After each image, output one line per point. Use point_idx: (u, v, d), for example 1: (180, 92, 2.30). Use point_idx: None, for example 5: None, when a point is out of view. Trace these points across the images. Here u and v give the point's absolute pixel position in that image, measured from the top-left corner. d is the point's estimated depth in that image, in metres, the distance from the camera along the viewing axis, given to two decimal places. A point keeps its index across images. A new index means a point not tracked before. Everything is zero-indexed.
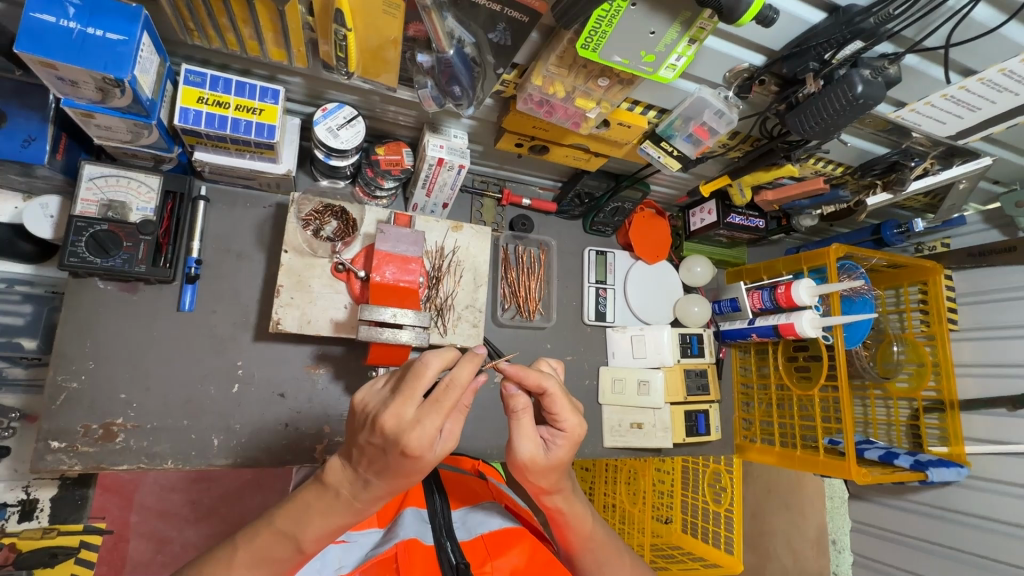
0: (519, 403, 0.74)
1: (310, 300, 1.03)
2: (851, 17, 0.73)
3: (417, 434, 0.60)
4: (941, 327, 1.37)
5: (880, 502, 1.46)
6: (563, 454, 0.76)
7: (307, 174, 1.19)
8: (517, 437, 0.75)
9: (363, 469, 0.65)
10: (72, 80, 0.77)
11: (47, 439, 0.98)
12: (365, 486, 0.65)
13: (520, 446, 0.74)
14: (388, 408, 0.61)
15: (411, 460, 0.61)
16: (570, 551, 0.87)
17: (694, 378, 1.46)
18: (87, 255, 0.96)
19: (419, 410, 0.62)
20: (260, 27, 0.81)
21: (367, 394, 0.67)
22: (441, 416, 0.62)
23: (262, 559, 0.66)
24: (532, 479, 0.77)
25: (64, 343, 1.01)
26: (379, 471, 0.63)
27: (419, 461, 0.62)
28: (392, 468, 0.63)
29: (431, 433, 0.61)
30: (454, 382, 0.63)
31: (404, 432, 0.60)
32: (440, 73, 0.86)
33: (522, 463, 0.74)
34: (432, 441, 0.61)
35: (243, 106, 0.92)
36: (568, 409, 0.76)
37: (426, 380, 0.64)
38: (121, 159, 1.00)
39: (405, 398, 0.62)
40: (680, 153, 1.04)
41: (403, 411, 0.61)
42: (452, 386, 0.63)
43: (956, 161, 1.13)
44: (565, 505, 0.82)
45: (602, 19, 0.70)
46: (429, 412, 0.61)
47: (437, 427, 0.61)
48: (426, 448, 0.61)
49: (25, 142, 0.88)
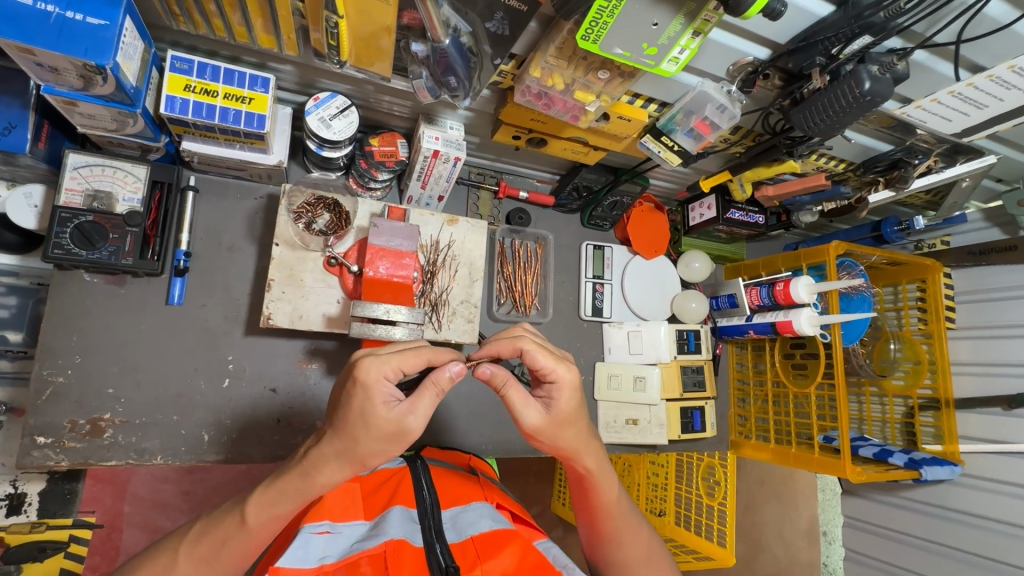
0: (502, 378, 0.74)
1: (303, 294, 1.01)
2: (861, 11, 0.70)
3: (372, 365, 0.67)
4: (939, 326, 1.35)
5: (873, 499, 1.46)
6: (567, 404, 0.77)
7: (300, 165, 1.16)
8: (516, 410, 0.75)
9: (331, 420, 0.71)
10: (52, 67, 0.74)
11: (33, 434, 0.96)
12: None
13: (523, 417, 0.75)
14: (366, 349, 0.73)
15: (358, 396, 0.66)
16: (591, 517, 0.86)
17: (691, 375, 1.45)
18: (71, 247, 0.93)
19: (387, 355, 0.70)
20: (248, 13, 0.78)
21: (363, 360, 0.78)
22: (400, 360, 0.69)
23: None
24: (554, 438, 0.78)
25: (49, 338, 0.99)
26: (337, 416, 0.69)
27: (366, 396, 0.66)
28: (345, 410, 0.67)
29: (384, 368, 0.67)
30: (428, 349, 0.72)
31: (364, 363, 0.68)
32: (436, 63, 0.82)
33: (532, 431, 0.76)
34: (382, 375, 0.67)
35: (232, 95, 0.89)
36: (552, 361, 0.76)
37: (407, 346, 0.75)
38: (107, 148, 0.97)
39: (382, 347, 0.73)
40: (681, 148, 1.01)
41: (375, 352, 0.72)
42: (423, 350, 0.72)
43: (959, 160, 1.11)
44: (596, 468, 0.82)
45: (603, 9, 0.67)
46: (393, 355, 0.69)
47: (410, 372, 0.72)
48: (374, 380, 0.66)
49: (5, 130, 0.85)
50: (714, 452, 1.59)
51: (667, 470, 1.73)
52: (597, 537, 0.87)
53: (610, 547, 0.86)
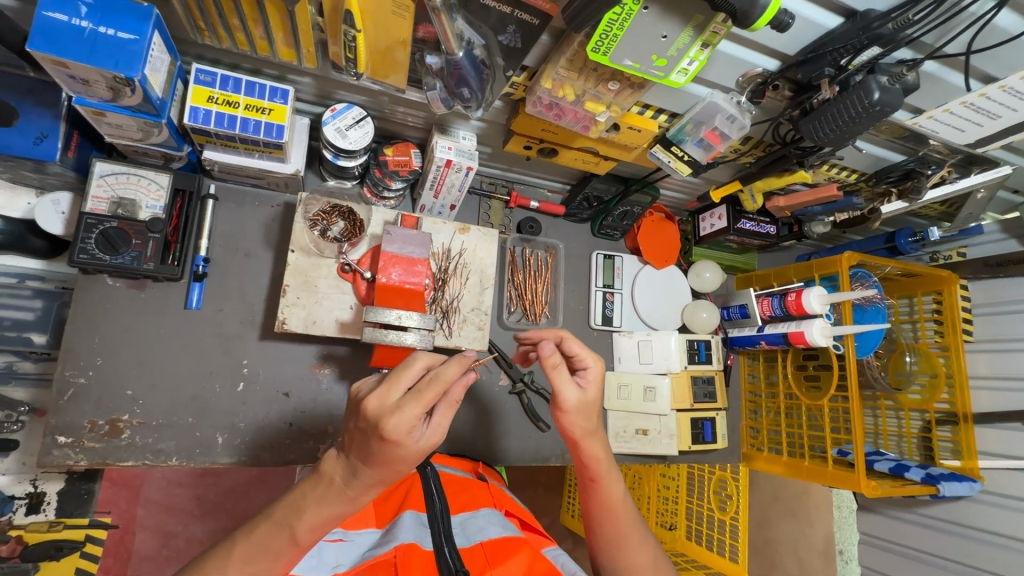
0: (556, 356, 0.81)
1: (316, 300, 1.03)
2: (869, 23, 0.72)
3: (395, 420, 0.60)
4: (956, 338, 1.34)
5: (890, 515, 1.43)
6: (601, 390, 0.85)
7: (316, 174, 1.19)
8: (558, 386, 0.82)
9: (348, 450, 0.65)
10: (83, 79, 0.77)
11: (54, 434, 0.99)
12: (354, 476, 0.65)
13: (565, 392, 0.82)
14: (372, 392, 0.63)
15: (390, 447, 0.61)
16: (597, 514, 0.87)
17: (701, 386, 1.44)
18: (96, 252, 0.96)
19: (401, 398, 0.63)
20: (270, 27, 0.81)
21: (362, 383, 0.69)
22: (421, 405, 0.62)
23: (265, 560, 0.67)
24: (579, 420, 0.83)
25: (71, 340, 1.02)
26: (365, 458, 0.63)
27: (399, 447, 0.61)
28: (375, 455, 0.62)
29: (410, 420, 0.61)
30: (437, 376, 0.64)
31: (383, 416, 0.61)
32: (449, 75, 0.85)
33: (570, 407, 0.82)
34: (410, 428, 0.60)
35: (252, 106, 0.92)
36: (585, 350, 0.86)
37: (411, 374, 0.66)
38: (132, 157, 1.01)
39: (388, 386, 0.63)
40: (691, 158, 1.02)
41: (386, 396, 0.63)
42: (436, 380, 0.63)
43: (974, 170, 1.10)
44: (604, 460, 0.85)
45: (613, 22, 0.69)
46: (410, 400, 0.61)
47: (416, 417, 0.61)
48: (403, 436, 0.60)
49: (37, 139, 0.89)
50: (725, 465, 1.57)
51: (679, 482, 1.71)
52: (601, 540, 0.86)
53: (612, 550, 0.85)
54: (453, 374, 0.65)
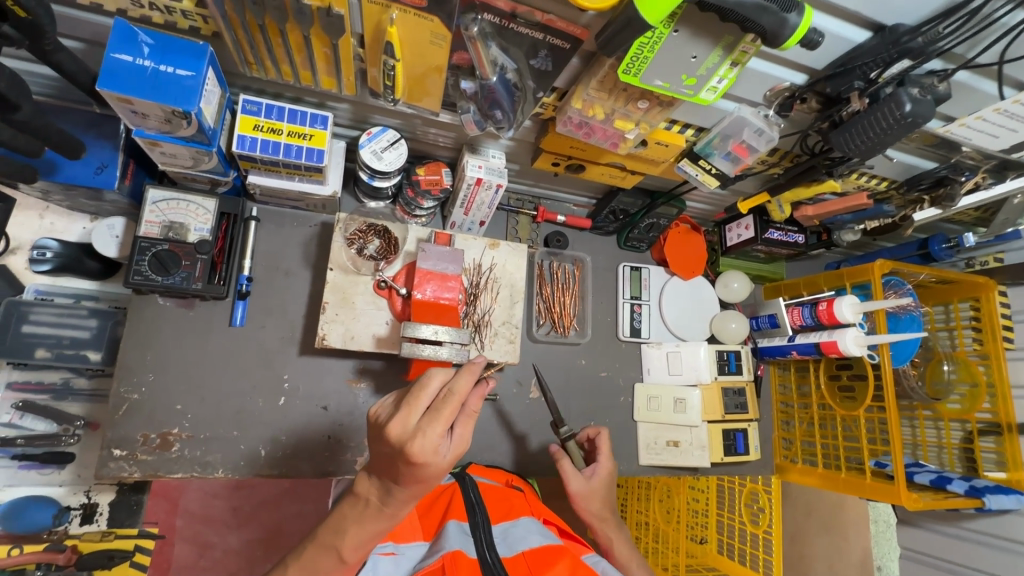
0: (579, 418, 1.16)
1: (354, 316, 1.07)
2: (898, 37, 0.72)
3: (418, 442, 0.66)
4: (997, 346, 1.30)
5: (933, 529, 1.39)
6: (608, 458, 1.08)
7: (351, 195, 1.23)
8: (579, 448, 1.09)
9: (381, 473, 0.71)
10: (143, 113, 0.82)
11: (110, 447, 1.04)
12: (391, 493, 0.71)
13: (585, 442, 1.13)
14: (394, 418, 0.68)
15: (418, 467, 0.67)
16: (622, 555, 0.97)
17: (733, 397, 1.43)
18: (150, 274, 1.02)
19: (421, 420, 0.67)
20: (314, 58, 0.85)
21: (379, 407, 0.74)
22: (442, 424, 0.67)
23: None
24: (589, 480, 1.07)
25: (125, 357, 1.07)
26: (397, 478, 0.69)
27: (427, 467, 0.67)
28: (406, 476, 0.68)
29: (433, 441, 0.66)
30: (452, 392, 0.68)
31: (407, 441, 0.66)
32: (483, 98, 0.88)
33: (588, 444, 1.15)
34: (434, 448, 0.66)
35: (295, 132, 0.97)
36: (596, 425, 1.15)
37: (428, 393, 0.69)
38: (182, 183, 1.07)
39: (408, 409, 0.68)
40: (719, 170, 1.04)
41: (408, 420, 0.68)
42: (451, 396, 0.68)
43: (1009, 174, 1.09)
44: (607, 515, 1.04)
45: (643, 46, 0.71)
46: (430, 421, 0.67)
47: (439, 436, 0.66)
48: (430, 455, 0.66)
49: (98, 169, 0.95)
50: (758, 477, 1.58)
51: (709, 495, 1.67)
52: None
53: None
54: (467, 386, 0.69)
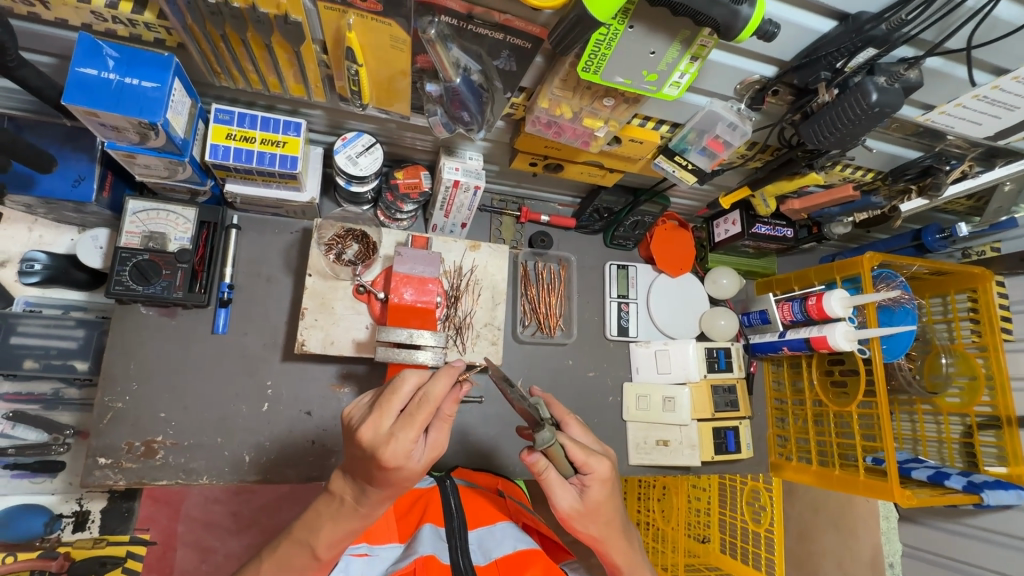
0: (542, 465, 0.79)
1: (333, 321, 1.07)
2: (861, 25, 0.71)
3: (392, 448, 0.66)
4: (995, 338, 1.27)
5: (933, 526, 1.36)
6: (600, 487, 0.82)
7: (331, 201, 1.24)
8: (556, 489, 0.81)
9: (355, 473, 0.71)
10: (113, 126, 0.83)
11: (95, 455, 1.05)
12: (365, 493, 0.71)
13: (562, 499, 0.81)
14: (367, 421, 0.68)
15: (391, 471, 0.67)
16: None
17: (722, 395, 1.40)
18: (130, 283, 1.02)
19: (394, 424, 0.67)
20: (279, 66, 0.85)
21: (354, 408, 0.74)
22: (415, 430, 0.67)
23: None
24: (590, 521, 0.83)
25: (110, 367, 1.09)
26: (369, 479, 0.69)
27: (400, 471, 0.67)
28: (379, 478, 0.69)
29: (405, 446, 0.66)
30: (427, 396, 0.67)
31: (380, 445, 0.66)
32: (449, 101, 0.88)
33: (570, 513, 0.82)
34: (407, 453, 0.66)
35: (268, 140, 0.98)
36: (586, 452, 0.80)
37: (401, 395, 0.69)
38: (161, 194, 1.08)
39: (381, 412, 0.68)
40: (695, 166, 1.03)
41: (380, 424, 0.67)
42: (425, 400, 0.67)
43: (998, 162, 1.08)
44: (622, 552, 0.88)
45: (600, 42, 0.70)
46: (403, 425, 0.67)
47: (412, 440, 0.66)
48: (402, 460, 0.66)
49: (76, 181, 0.97)
50: (758, 475, 1.54)
51: (710, 494, 1.68)
52: None
53: None
54: (442, 390, 0.68)
